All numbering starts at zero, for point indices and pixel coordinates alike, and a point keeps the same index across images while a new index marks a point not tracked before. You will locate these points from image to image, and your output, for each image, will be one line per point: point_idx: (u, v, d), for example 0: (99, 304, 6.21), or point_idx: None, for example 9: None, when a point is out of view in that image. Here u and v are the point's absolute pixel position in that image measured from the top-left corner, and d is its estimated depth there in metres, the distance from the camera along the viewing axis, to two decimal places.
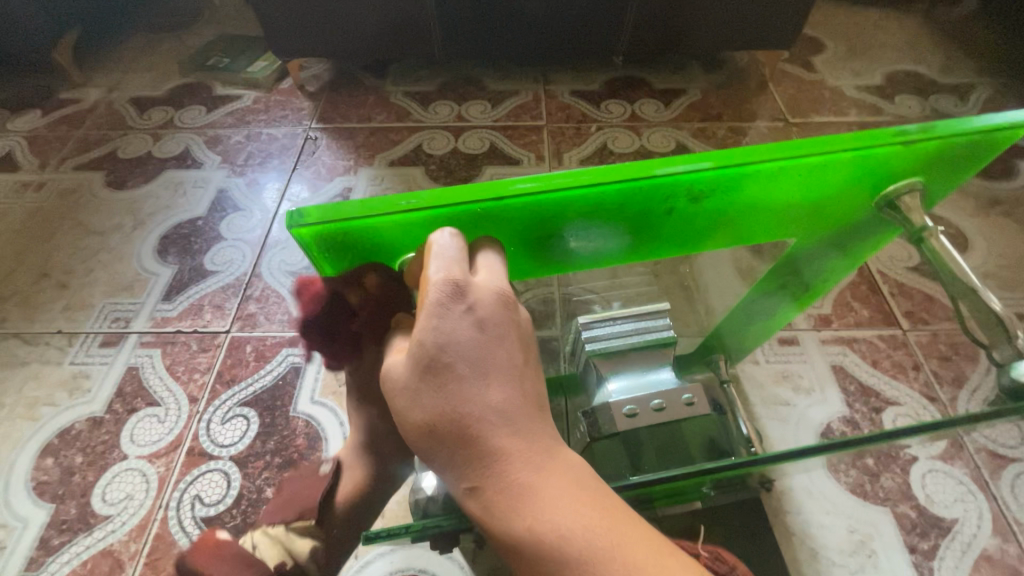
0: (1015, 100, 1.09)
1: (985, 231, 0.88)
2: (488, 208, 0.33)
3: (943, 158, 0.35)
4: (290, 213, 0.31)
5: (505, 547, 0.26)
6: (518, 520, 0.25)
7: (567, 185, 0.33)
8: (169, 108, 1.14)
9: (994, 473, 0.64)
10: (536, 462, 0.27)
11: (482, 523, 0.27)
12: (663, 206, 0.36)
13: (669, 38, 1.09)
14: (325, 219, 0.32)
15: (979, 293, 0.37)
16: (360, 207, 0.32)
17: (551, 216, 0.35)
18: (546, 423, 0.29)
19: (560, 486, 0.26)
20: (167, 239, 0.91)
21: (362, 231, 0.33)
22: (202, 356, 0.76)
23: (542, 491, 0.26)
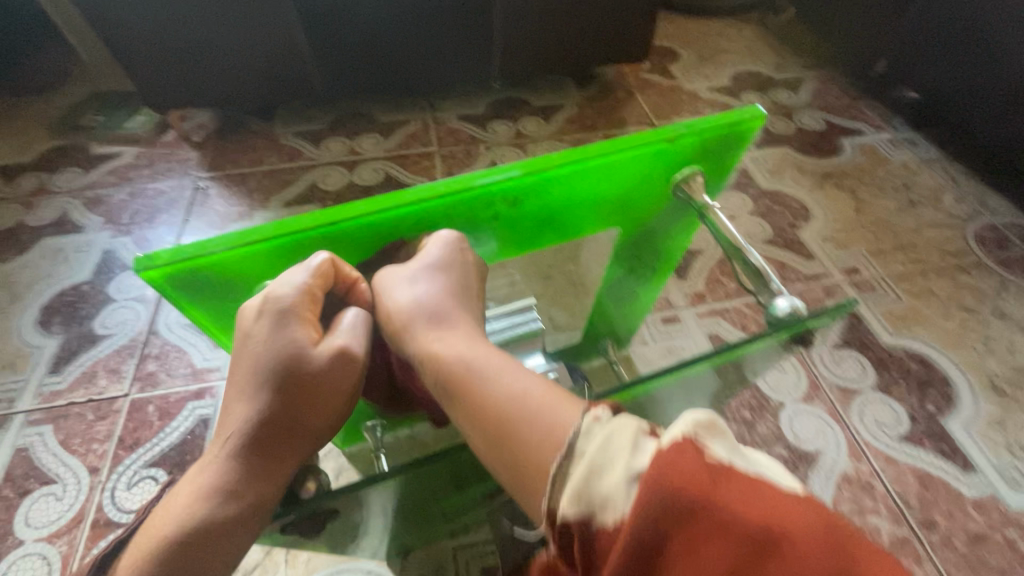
0: (836, 89, 1.28)
1: (822, 202, 1.02)
2: (327, 233, 0.36)
3: (712, 146, 0.44)
4: (140, 256, 0.32)
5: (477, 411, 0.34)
6: (486, 388, 0.34)
7: (397, 204, 0.37)
8: (41, 173, 1.09)
9: (846, 406, 0.75)
10: (460, 374, 0.35)
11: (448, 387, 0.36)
12: (489, 208, 0.41)
13: (539, 60, 1.19)
14: (176, 259, 0.33)
15: (741, 252, 0.44)
16: (205, 247, 0.34)
17: (396, 230, 0.39)
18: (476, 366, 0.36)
19: (476, 393, 0.34)
20: (50, 310, 0.86)
21: (215, 267, 0.35)
22: (100, 425, 0.73)
23: (470, 405, 0.34)
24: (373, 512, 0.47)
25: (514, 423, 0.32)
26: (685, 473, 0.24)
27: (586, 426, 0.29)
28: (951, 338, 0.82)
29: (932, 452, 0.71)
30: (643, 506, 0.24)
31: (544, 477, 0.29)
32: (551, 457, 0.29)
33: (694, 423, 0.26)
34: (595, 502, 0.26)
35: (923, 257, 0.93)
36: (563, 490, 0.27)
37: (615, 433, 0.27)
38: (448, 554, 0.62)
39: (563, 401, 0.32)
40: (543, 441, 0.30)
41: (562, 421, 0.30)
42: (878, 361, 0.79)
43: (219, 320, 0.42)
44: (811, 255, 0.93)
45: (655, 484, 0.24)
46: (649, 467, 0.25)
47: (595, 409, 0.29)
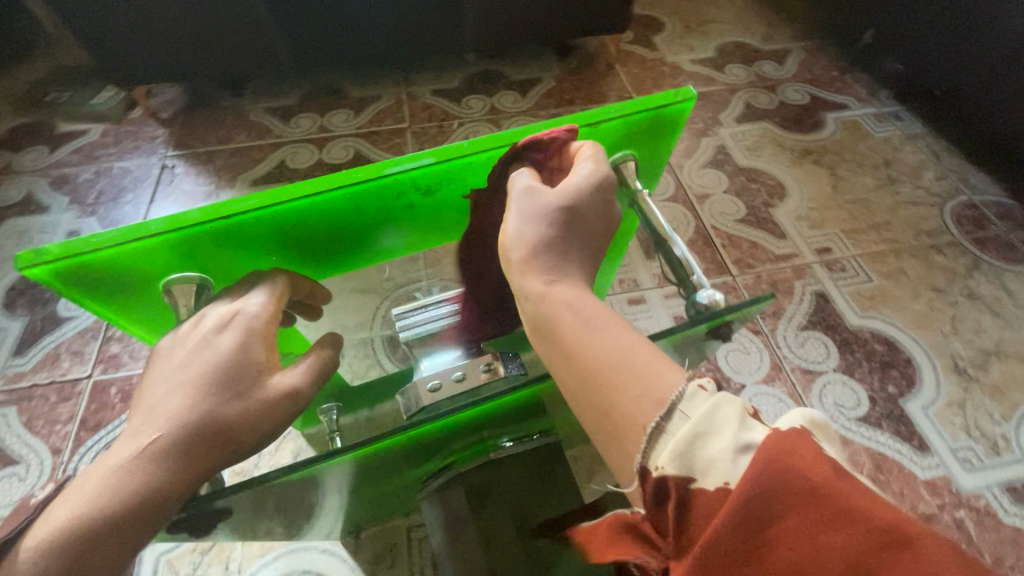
0: (823, 60, 1.24)
1: (799, 180, 1.00)
2: (225, 227, 0.36)
3: (639, 130, 0.43)
4: (28, 252, 0.33)
5: (582, 352, 0.31)
6: (595, 334, 0.31)
7: (294, 197, 0.36)
8: (6, 151, 1.07)
9: (806, 388, 0.74)
10: (568, 323, 0.32)
11: (555, 322, 0.32)
12: (401, 199, 0.41)
13: (514, 31, 1.15)
14: (67, 254, 0.34)
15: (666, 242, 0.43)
16: (92, 243, 0.34)
17: (301, 224, 0.39)
18: (596, 308, 0.33)
19: (582, 334, 0.31)
20: (14, 291, 0.86)
21: (107, 260, 0.35)
22: (63, 407, 0.73)
23: (568, 354, 0.31)
24: (328, 492, 0.48)
25: (610, 377, 0.29)
26: (807, 458, 0.23)
27: (688, 392, 0.27)
28: (918, 319, 0.81)
29: (888, 433, 0.71)
30: (755, 475, 0.23)
31: (635, 434, 0.28)
32: (651, 413, 0.27)
33: (811, 421, 0.27)
34: (699, 464, 0.25)
35: (898, 236, 0.91)
36: (662, 447, 0.26)
37: (724, 404, 0.27)
38: (403, 533, 0.63)
39: (671, 365, 0.30)
40: (644, 396, 0.28)
41: (668, 384, 0.28)
42: (843, 342, 0.79)
43: (128, 311, 0.43)
44: (783, 234, 0.92)
45: (779, 462, 0.23)
46: (763, 442, 0.24)
47: (701, 377, 0.28)
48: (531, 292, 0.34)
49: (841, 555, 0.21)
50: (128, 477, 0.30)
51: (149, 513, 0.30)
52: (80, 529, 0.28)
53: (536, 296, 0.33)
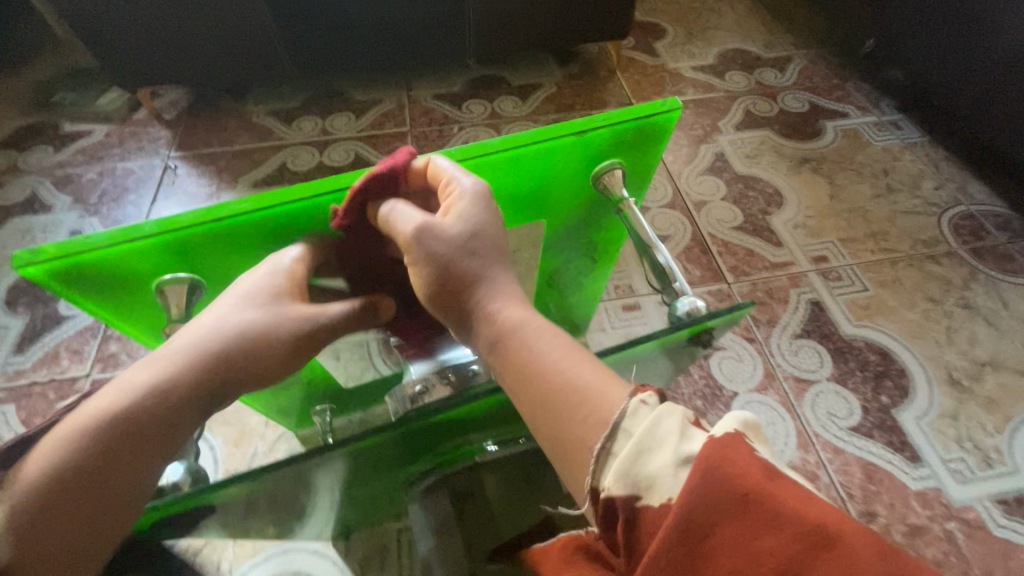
0: (825, 68, 1.24)
1: (797, 188, 1.00)
2: (217, 228, 0.37)
3: (629, 137, 0.43)
4: (23, 251, 0.34)
5: (525, 374, 0.32)
6: (532, 356, 0.33)
7: (285, 200, 0.37)
8: (12, 151, 1.08)
9: (799, 396, 0.74)
10: (513, 350, 0.33)
11: (501, 347, 0.34)
12: None
13: (515, 37, 1.16)
14: (59, 254, 0.34)
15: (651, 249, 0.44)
16: (85, 243, 0.35)
17: (291, 225, 0.40)
18: (529, 326, 0.34)
19: (521, 355, 0.33)
20: (16, 288, 0.87)
21: (99, 261, 0.36)
22: (61, 404, 0.74)
23: (516, 377, 0.33)
24: (319, 492, 0.48)
25: (555, 398, 0.31)
26: (742, 469, 0.24)
27: (632, 407, 0.28)
28: (913, 329, 0.81)
29: (880, 443, 0.71)
30: (691, 493, 0.24)
31: (583, 457, 0.29)
32: (594, 435, 0.29)
33: (743, 422, 0.27)
34: (640, 482, 0.26)
35: (894, 246, 0.91)
36: (606, 472, 0.27)
37: (663, 418, 0.27)
38: (392, 535, 0.64)
39: (611, 380, 0.31)
40: (585, 418, 0.30)
41: (610, 402, 0.30)
42: (837, 351, 0.79)
43: (124, 311, 0.43)
44: (780, 242, 0.92)
45: (711, 468, 0.24)
46: (700, 455, 0.25)
47: (641, 393, 0.29)
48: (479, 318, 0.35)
49: (773, 559, 0.21)
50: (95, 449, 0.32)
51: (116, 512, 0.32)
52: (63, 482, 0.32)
53: (483, 320, 0.35)
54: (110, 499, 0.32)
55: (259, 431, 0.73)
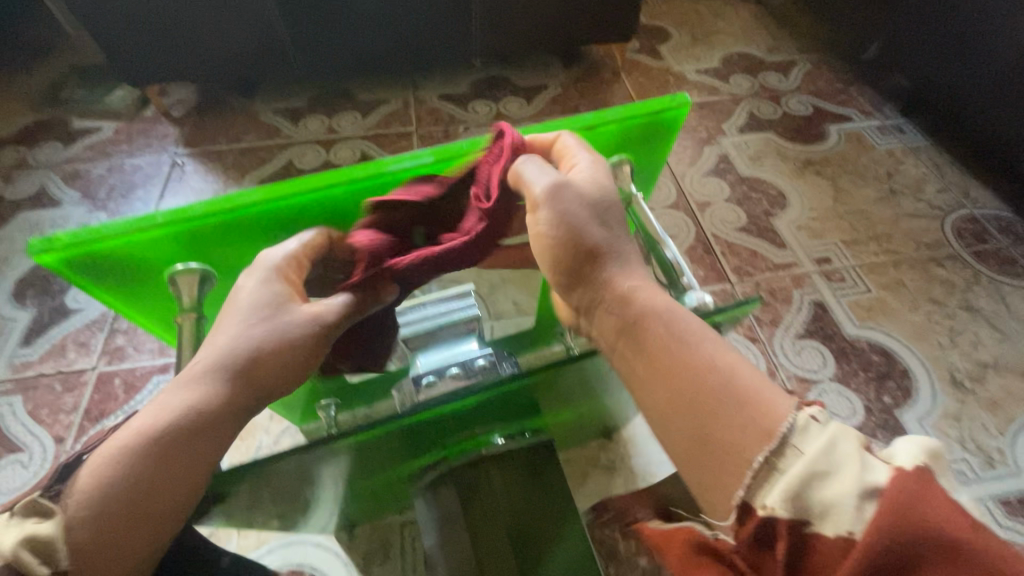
0: (828, 73, 1.24)
1: (800, 190, 1.00)
2: (228, 219, 0.38)
3: (634, 135, 0.44)
4: (36, 240, 0.35)
5: (684, 371, 0.33)
6: (695, 354, 0.33)
7: (295, 191, 0.38)
8: (21, 147, 1.09)
9: (802, 396, 0.75)
10: (665, 340, 0.34)
11: (657, 343, 0.34)
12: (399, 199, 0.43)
13: (520, 39, 1.17)
14: (72, 243, 0.35)
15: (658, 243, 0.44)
16: (98, 233, 0.36)
17: (301, 217, 0.41)
18: (682, 323, 0.34)
19: (680, 352, 0.33)
20: (24, 282, 0.88)
21: (110, 252, 0.37)
22: (67, 396, 0.75)
23: (672, 368, 0.33)
24: (323, 486, 0.49)
25: (721, 394, 0.31)
26: (938, 509, 0.25)
27: (803, 423, 0.29)
28: (916, 331, 0.82)
29: (883, 444, 0.71)
30: (882, 527, 0.25)
31: (742, 468, 0.29)
32: (761, 442, 0.29)
33: (928, 454, 0.28)
34: (814, 509, 0.27)
35: (897, 248, 0.92)
36: (774, 488, 0.28)
37: (839, 439, 0.28)
38: (395, 530, 0.64)
39: (774, 388, 0.31)
40: (754, 420, 0.30)
41: (779, 412, 0.30)
42: (840, 352, 0.79)
43: (129, 304, 0.44)
44: (783, 244, 0.92)
45: (901, 509, 0.25)
46: (890, 489, 0.26)
47: (810, 408, 0.30)
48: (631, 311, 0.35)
49: None
50: (134, 477, 0.31)
51: (160, 521, 0.31)
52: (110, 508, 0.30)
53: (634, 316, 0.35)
54: (158, 509, 0.31)
55: (263, 426, 0.73)
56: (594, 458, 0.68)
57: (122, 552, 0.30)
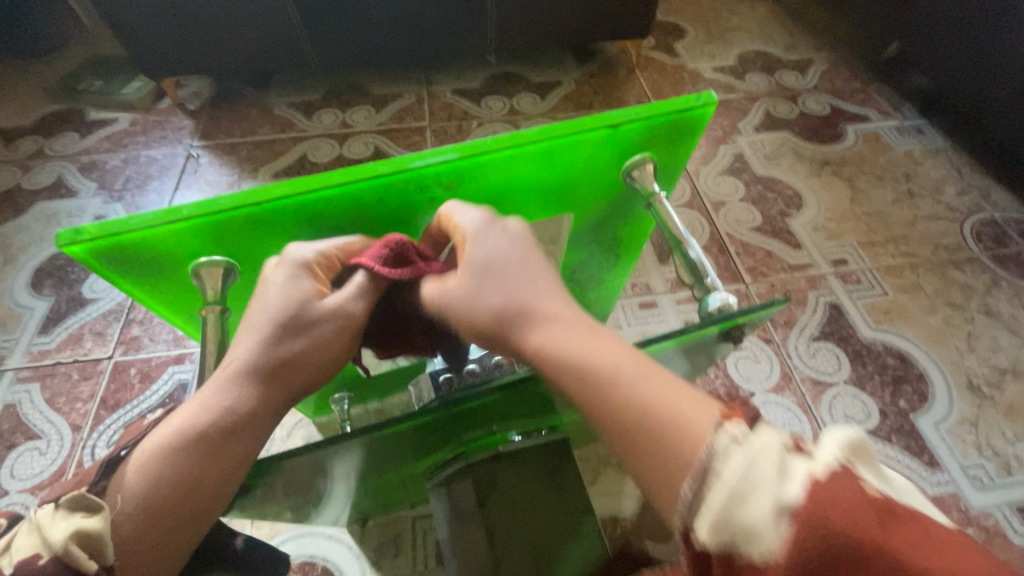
0: (846, 72, 1.23)
1: (816, 190, 0.99)
2: (255, 212, 0.38)
3: (661, 132, 0.43)
4: (65, 231, 0.35)
5: (599, 410, 0.30)
6: (605, 390, 0.30)
7: (321, 186, 0.38)
8: (39, 137, 1.10)
9: (816, 398, 0.74)
10: (568, 379, 0.30)
11: (564, 385, 0.31)
12: (425, 194, 0.42)
13: (535, 35, 1.16)
14: (101, 235, 0.35)
15: (682, 244, 0.44)
16: (126, 224, 0.35)
17: (325, 211, 0.40)
18: (593, 345, 0.31)
19: (586, 382, 0.30)
20: (42, 272, 0.89)
21: (137, 241, 0.37)
22: (84, 385, 0.76)
23: (590, 408, 0.30)
24: (336, 478, 0.48)
25: (636, 426, 0.28)
26: (847, 510, 0.23)
27: (723, 448, 0.25)
28: (933, 334, 0.81)
29: (897, 448, 0.70)
30: (804, 548, 0.22)
31: (671, 497, 0.26)
32: (680, 479, 0.26)
33: (843, 450, 0.26)
34: (737, 533, 0.24)
35: (915, 251, 0.91)
36: (699, 516, 0.25)
37: (759, 458, 0.25)
38: (407, 523, 0.65)
39: (692, 398, 0.29)
40: (670, 454, 0.27)
41: (696, 433, 0.27)
42: (855, 354, 0.78)
43: (154, 295, 0.44)
44: (798, 244, 0.91)
45: (815, 523, 0.23)
46: (806, 503, 0.23)
47: (729, 425, 0.26)
48: (542, 350, 0.32)
49: None
50: (170, 478, 0.32)
51: (196, 520, 0.32)
52: (148, 509, 0.31)
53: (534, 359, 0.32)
54: (193, 509, 0.32)
55: None
56: None
57: (158, 552, 0.31)
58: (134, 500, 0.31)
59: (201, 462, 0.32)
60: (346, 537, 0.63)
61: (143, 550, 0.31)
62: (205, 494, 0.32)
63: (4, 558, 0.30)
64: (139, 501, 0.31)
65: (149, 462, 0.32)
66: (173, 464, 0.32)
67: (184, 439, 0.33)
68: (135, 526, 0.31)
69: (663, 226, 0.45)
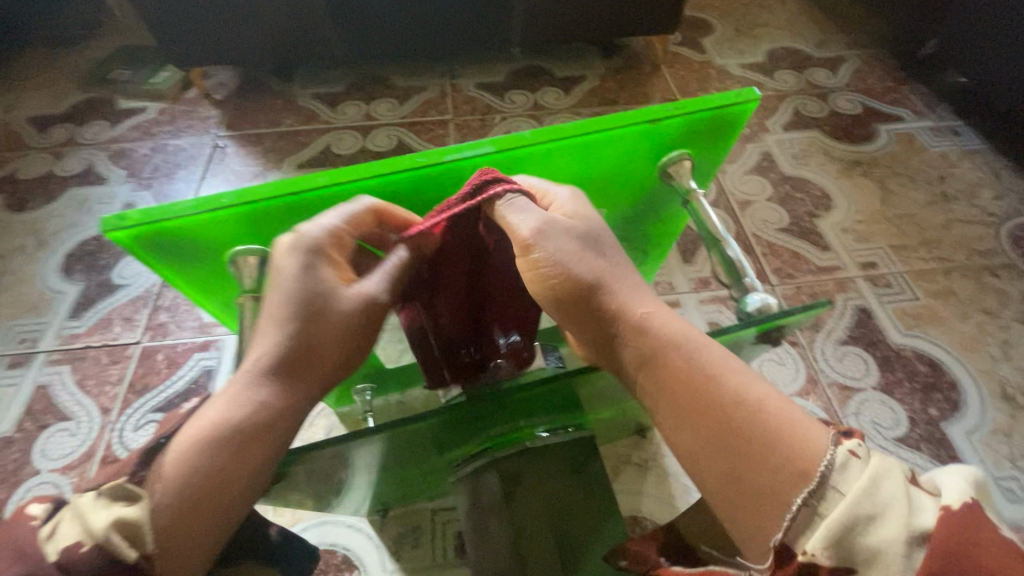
0: (880, 70, 1.20)
1: (846, 191, 0.97)
2: (293, 202, 0.38)
3: (701, 128, 0.42)
4: (109, 217, 0.35)
5: (699, 397, 0.32)
6: (717, 383, 0.32)
7: (360, 176, 0.38)
8: (70, 124, 1.12)
9: (843, 404, 0.73)
10: (676, 367, 0.34)
11: (659, 360, 0.34)
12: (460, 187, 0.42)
13: (560, 30, 1.15)
14: (143, 221, 0.36)
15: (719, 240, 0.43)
16: (167, 211, 0.36)
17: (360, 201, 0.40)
18: (698, 347, 0.34)
19: (690, 372, 0.33)
20: (73, 257, 0.91)
21: (177, 229, 0.37)
22: (113, 368, 0.77)
23: (690, 396, 0.33)
24: (357, 469, 0.49)
25: (738, 422, 0.31)
26: (987, 549, 0.24)
27: (841, 462, 0.28)
28: (966, 342, 0.78)
29: (927, 457, 0.69)
30: (935, 574, 0.24)
31: (781, 506, 0.28)
32: (794, 489, 0.28)
33: (972, 487, 0.27)
34: (858, 557, 0.26)
35: (948, 255, 0.88)
36: (816, 530, 0.27)
37: (882, 477, 0.27)
38: (426, 516, 0.65)
39: (803, 416, 0.31)
40: (784, 467, 0.29)
41: (815, 451, 0.29)
42: (884, 360, 0.77)
43: (189, 282, 0.45)
44: (827, 246, 0.89)
45: (949, 554, 0.24)
46: (940, 533, 0.25)
47: (849, 442, 0.29)
48: (646, 328, 0.35)
49: None
50: (206, 466, 0.32)
51: (232, 507, 0.33)
52: (188, 497, 0.32)
53: (636, 333, 0.35)
54: (230, 497, 0.32)
55: None
56: (626, 456, 0.67)
57: (194, 539, 0.32)
58: (171, 489, 0.31)
59: (239, 451, 0.33)
60: (367, 528, 0.64)
61: (178, 539, 0.31)
62: (242, 481, 0.33)
63: (49, 545, 0.30)
64: (176, 488, 0.32)
65: (186, 450, 0.33)
66: (210, 452, 0.33)
67: (221, 430, 0.33)
68: (173, 514, 0.31)
69: (698, 223, 0.45)
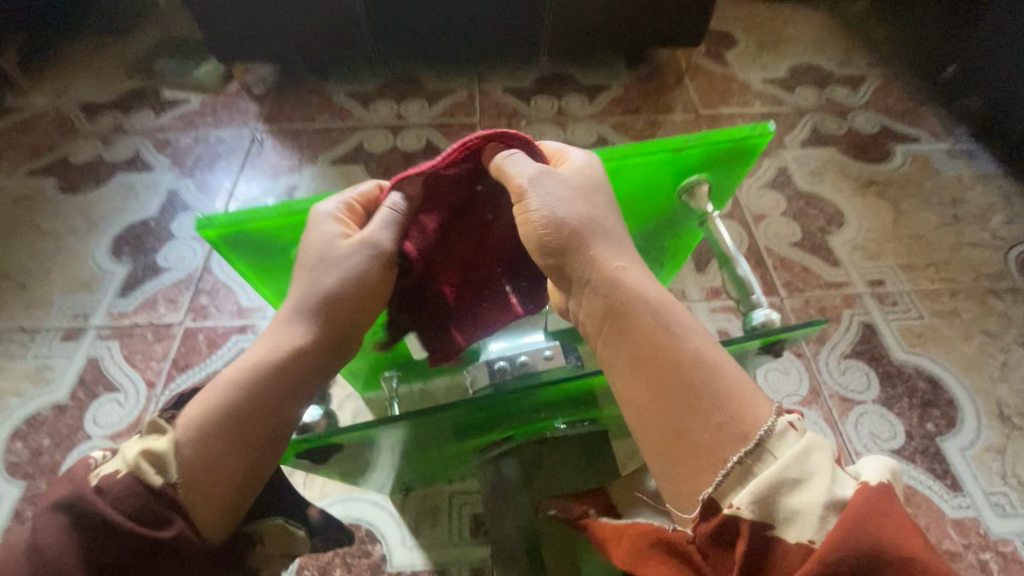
0: (900, 89, 1.22)
1: (859, 209, 1.00)
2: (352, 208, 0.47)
3: (718, 156, 0.46)
4: (201, 218, 0.42)
5: (672, 361, 0.37)
6: (689, 351, 0.38)
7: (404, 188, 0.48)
8: (118, 113, 1.18)
9: (843, 414, 0.76)
10: (653, 335, 0.39)
11: (644, 327, 0.39)
12: None
13: (587, 39, 1.19)
14: (231, 222, 0.43)
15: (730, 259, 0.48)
16: (252, 215, 0.43)
17: None
18: (677, 320, 0.39)
19: (669, 340, 0.38)
20: (121, 239, 0.97)
21: (257, 230, 0.45)
22: (158, 345, 0.83)
23: (664, 360, 0.38)
24: (386, 448, 0.53)
25: (698, 388, 0.36)
26: (892, 518, 0.29)
27: (781, 429, 0.33)
28: (966, 361, 0.82)
29: (921, 469, 0.72)
30: (847, 530, 0.29)
31: (716, 462, 0.34)
32: (733, 447, 0.34)
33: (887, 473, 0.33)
34: (780, 514, 0.31)
35: (955, 276, 0.91)
36: (753, 483, 0.32)
37: (812, 451, 0.33)
38: (445, 497, 0.70)
39: (754, 392, 0.36)
40: (731, 430, 0.34)
41: (760, 419, 0.34)
42: (885, 374, 0.80)
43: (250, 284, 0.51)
44: (837, 262, 0.93)
45: (861, 518, 0.29)
46: (855, 501, 0.30)
47: (788, 415, 0.34)
48: (638, 301, 0.40)
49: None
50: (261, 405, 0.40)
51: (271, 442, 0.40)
52: (242, 428, 0.39)
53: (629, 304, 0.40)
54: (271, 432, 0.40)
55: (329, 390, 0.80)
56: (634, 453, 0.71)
57: (225, 467, 0.38)
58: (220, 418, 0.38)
59: (282, 398, 0.40)
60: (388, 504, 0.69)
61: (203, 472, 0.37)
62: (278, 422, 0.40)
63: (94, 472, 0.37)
64: (230, 418, 0.39)
65: (237, 387, 0.40)
66: (262, 394, 0.40)
67: (273, 376, 0.40)
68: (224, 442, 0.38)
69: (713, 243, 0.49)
